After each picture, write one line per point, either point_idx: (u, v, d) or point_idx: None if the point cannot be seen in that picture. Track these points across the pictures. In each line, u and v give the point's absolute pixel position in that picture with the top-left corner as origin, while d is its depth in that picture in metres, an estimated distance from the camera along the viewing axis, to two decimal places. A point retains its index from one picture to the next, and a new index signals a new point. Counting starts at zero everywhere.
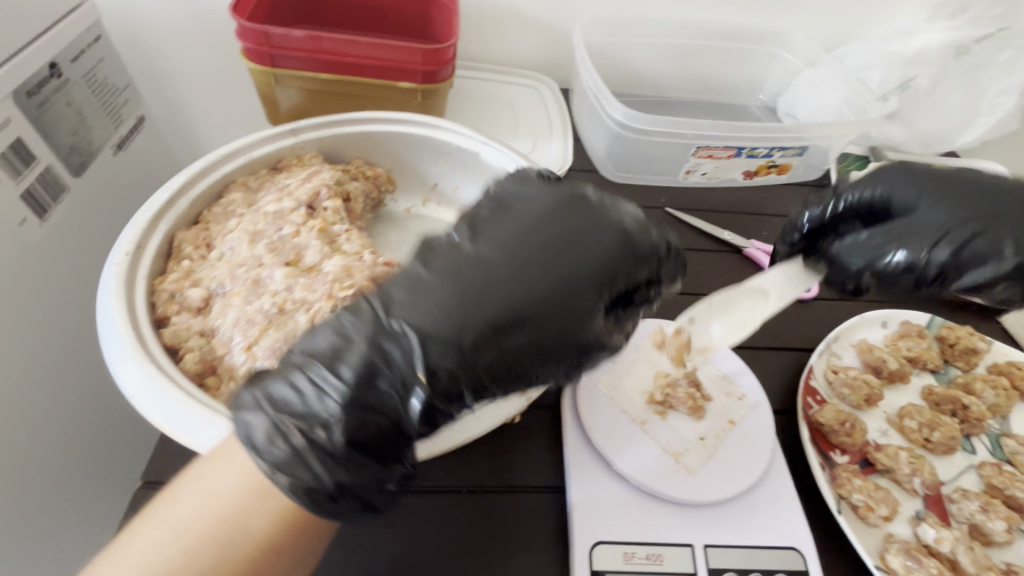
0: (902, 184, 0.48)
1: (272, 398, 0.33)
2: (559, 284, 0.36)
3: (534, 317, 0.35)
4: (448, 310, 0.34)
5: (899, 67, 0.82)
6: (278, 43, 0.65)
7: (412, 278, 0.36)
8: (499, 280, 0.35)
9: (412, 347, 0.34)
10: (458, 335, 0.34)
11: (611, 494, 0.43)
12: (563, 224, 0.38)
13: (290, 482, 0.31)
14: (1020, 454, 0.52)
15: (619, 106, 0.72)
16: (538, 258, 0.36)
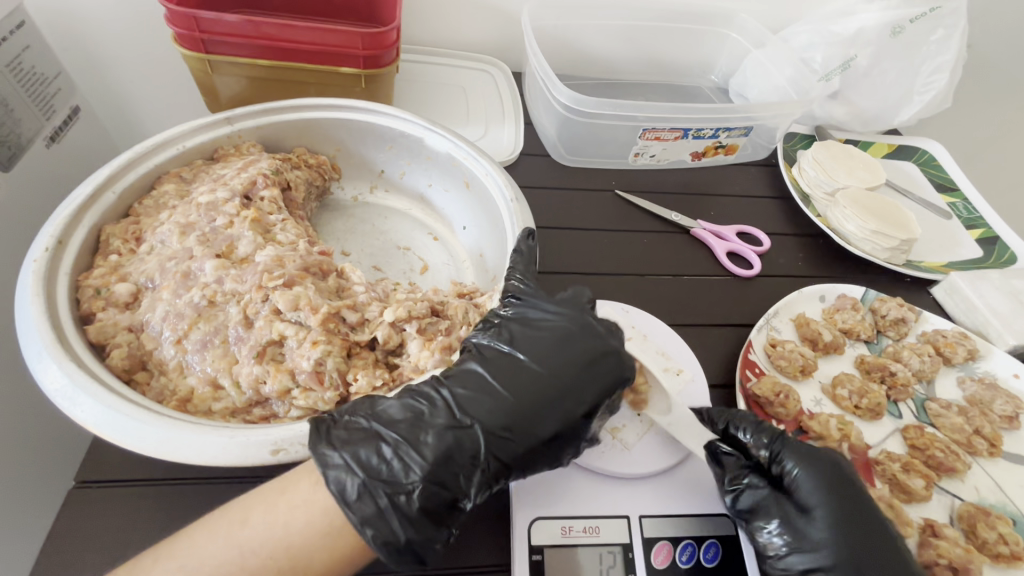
0: (818, 483, 0.42)
1: (358, 462, 0.34)
2: (572, 386, 0.40)
3: (565, 407, 0.39)
4: (508, 397, 0.38)
5: (840, 47, 0.83)
6: (209, 28, 0.63)
7: (473, 372, 0.40)
8: (543, 369, 0.40)
9: (479, 437, 0.37)
10: (520, 412, 0.38)
11: (550, 470, 0.45)
12: (583, 345, 0.42)
13: (373, 537, 0.33)
14: (941, 416, 0.56)
15: (566, 90, 0.71)
16: (561, 368, 0.40)
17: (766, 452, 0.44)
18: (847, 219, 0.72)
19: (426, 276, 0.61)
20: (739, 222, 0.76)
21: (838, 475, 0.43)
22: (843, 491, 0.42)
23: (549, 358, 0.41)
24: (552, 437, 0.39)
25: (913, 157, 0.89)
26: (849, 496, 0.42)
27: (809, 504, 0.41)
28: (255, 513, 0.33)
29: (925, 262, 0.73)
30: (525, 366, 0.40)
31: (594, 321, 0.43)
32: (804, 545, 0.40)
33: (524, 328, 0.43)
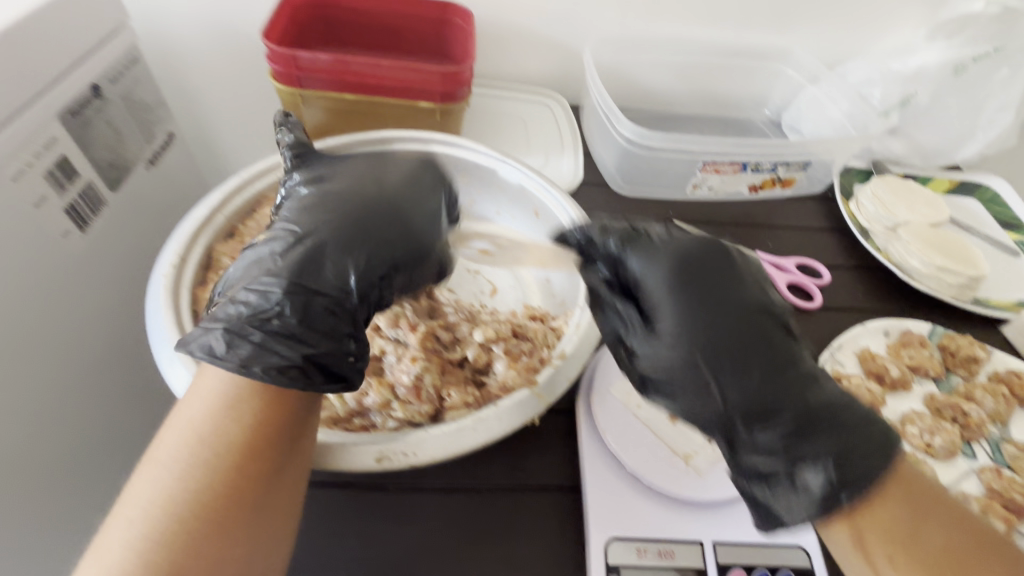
0: (679, 257, 0.43)
1: (219, 313, 0.38)
2: (369, 210, 0.45)
3: (367, 226, 0.45)
4: (318, 229, 0.43)
5: (899, 83, 0.84)
6: (305, 66, 0.69)
7: (308, 205, 0.45)
8: (347, 204, 0.45)
9: (322, 244, 0.42)
10: (344, 229, 0.44)
11: (623, 491, 0.46)
12: (396, 186, 0.48)
13: (262, 369, 0.35)
14: (1019, 459, 0.55)
15: (629, 124, 0.74)
16: (360, 190, 0.47)
17: (615, 254, 0.44)
18: (910, 254, 0.72)
19: (497, 298, 0.64)
20: (798, 254, 0.77)
21: (746, 314, 0.41)
22: (806, 379, 0.40)
23: (354, 184, 0.47)
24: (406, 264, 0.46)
25: (976, 193, 0.88)
26: (705, 279, 0.42)
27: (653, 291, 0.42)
28: (166, 431, 0.36)
29: (993, 300, 0.72)
30: (337, 218, 0.44)
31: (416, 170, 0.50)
32: (657, 348, 0.41)
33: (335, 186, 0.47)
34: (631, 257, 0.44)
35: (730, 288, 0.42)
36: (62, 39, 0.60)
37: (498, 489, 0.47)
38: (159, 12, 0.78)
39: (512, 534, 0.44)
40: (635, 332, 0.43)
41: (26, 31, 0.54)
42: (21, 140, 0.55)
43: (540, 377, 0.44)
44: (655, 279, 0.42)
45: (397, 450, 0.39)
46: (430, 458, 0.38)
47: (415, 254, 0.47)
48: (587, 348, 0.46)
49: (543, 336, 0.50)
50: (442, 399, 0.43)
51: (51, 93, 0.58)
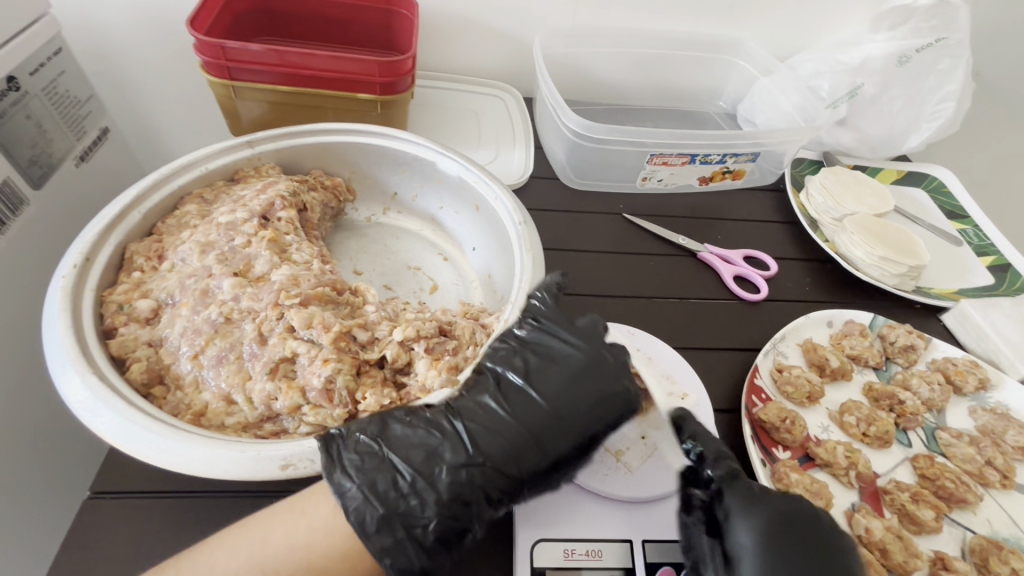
0: (500, 408, 0.40)
1: (380, 481, 0.35)
2: (576, 421, 0.40)
3: (556, 421, 0.40)
4: (535, 396, 0.40)
5: (848, 75, 0.85)
6: (236, 57, 0.66)
7: (521, 394, 0.40)
8: (554, 408, 0.40)
9: (479, 464, 0.37)
10: (538, 427, 0.39)
11: (553, 491, 0.45)
12: (598, 379, 0.42)
13: (386, 562, 0.34)
14: (952, 446, 0.55)
15: (575, 116, 0.73)
16: (577, 390, 0.41)
17: (512, 380, 0.41)
18: (854, 245, 0.72)
19: (436, 295, 0.63)
20: (746, 246, 0.77)
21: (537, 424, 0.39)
22: (528, 444, 0.39)
23: (557, 400, 0.40)
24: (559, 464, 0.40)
25: (922, 183, 0.90)
26: (521, 436, 0.39)
27: (486, 431, 0.39)
28: (245, 531, 0.34)
29: (935, 289, 0.73)
30: (537, 405, 0.40)
31: (608, 355, 0.43)
32: (453, 464, 0.37)
33: (539, 359, 0.42)
34: (520, 382, 0.41)
35: (522, 419, 0.39)
36: None
37: None
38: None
39: None
40: (450, 450, 0.37)
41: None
42: None
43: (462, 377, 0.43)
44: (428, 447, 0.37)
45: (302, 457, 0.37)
46: None
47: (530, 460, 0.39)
48: None
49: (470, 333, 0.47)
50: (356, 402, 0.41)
51: None
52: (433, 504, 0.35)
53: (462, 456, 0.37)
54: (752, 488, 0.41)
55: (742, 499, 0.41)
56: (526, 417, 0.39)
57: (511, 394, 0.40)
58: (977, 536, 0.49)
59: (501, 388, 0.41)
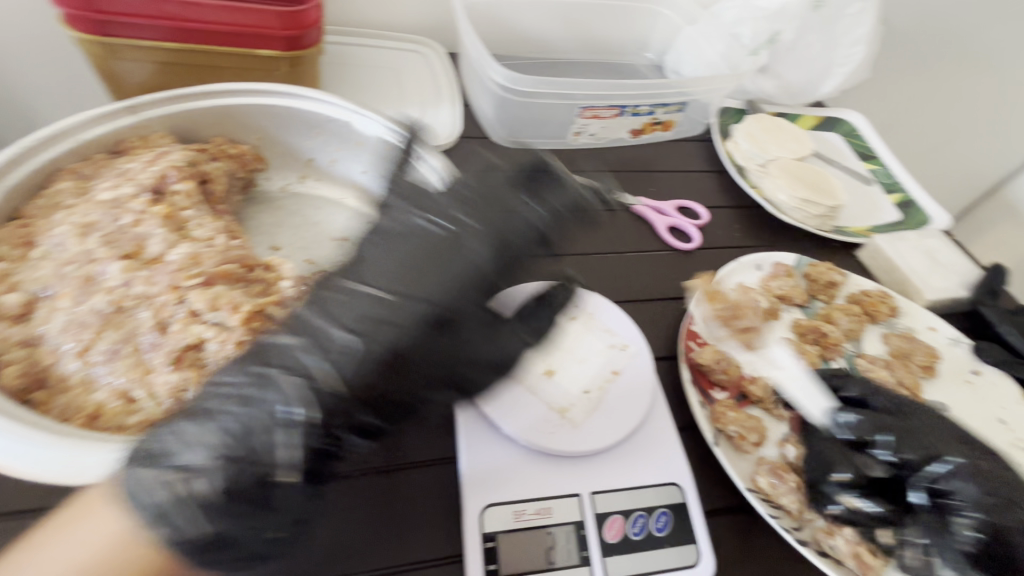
0: (357, 317, 0.39)
1: (210, 436, 0.32)
2: (438, 304, 0.41)
3: (421, 315, 0.41)
4: (385, 294, 0.40)
5: (767, 21, 0.84)
6: (104, 7, 0.57)
7: (371, 297, 0.40)
8: (413, 299, 0.41)
9: (344, 378, 0.37)
10: (402, 329, 0.39)
11: (499, 454, 0.44)
12: (447, 260, 0.43)
13: (242, 516, 0.32)
14: (869, 371, 0.59)
15: (500, 69, 0.70)
16: (431, 281, 0.42)
17: (351, 288, 0.40)
18: (779, 188, 0.75)
19: None
20: (678, 197, 0.77)
21: (398, 329, 0.39)
22: (400, 359, 0.39)
23: (415, 294, 0.41)
24: (427, 359, 0.41)
25: (837, 128, 0.93)
26: (378, 340, 0.39)
27: (334, 346, 0.37)
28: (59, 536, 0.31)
29: (851, 228, 0.77)
30: (364, 313, 0.39)
31: (453, 235, 0.45)
32: (329, 389, 0.36)
33: (379, 264, 0.42)
34: (359, 288, 0.40)
35: (381, 327, 0.39)
36: None
37: (368, 473, 0.43)
38: None
39: (383, 516, 0.41)
40: (294, 373, 0.35)
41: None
42: None
43: None
44: (266, 375, 0.35)
45: None
46: None
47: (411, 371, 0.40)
48: None
49: None
50: None
51: None
52: (308, 427, 0.34)
53: (309, 378, 0.36)
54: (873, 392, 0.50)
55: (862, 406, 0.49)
56: (397, 328, 0.39)
57: (320, 310, 0.39)
58: None
59: (343, 303, 0.39)
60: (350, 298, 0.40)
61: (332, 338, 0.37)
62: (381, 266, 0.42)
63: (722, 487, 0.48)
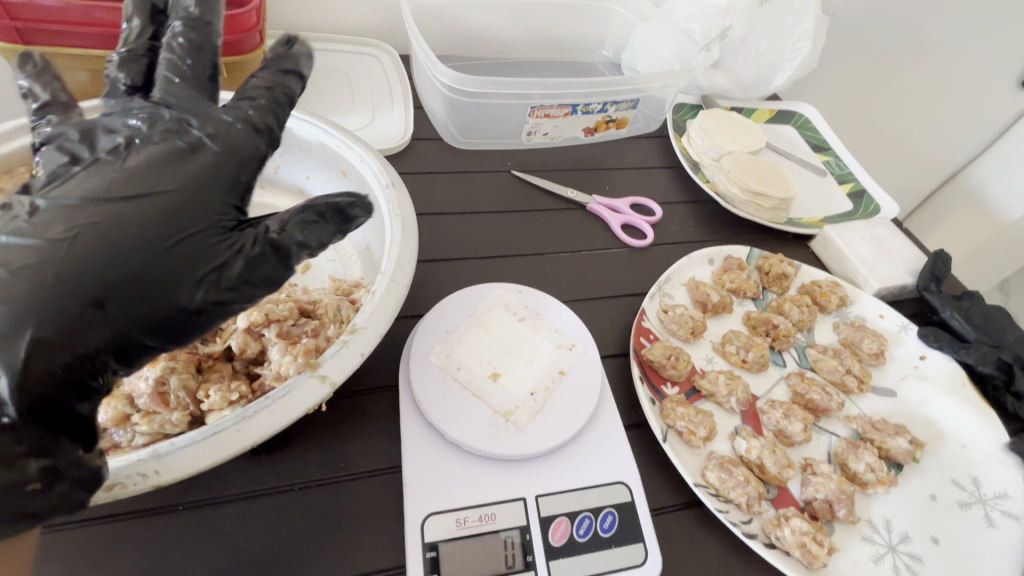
0: (76, 240, 0.29)
1: None
2: (198, 225, 0.32)
3: (175, 238, 0.31)
4: (125, 207, 0.31)
5: (716, 17, 0.86)
6: (25, 15, 0.55)
7: (103, 212, 0.31)
8: (166, 219, 0.31)
9: (80, 318, 0.28)
10: (143, 256, 0.30)
11: (443, 461, 0.43)
12: (203, 172, 0.34)
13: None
14: (819, 360, 0.59)
15: (445, 70, 0.68)
16: (185, 195, 0.33)
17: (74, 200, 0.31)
18: (731, 182, 0.75)
19: (309, 274, 0.57)
20: (633, 194, 0.77)
21: (140, 250, 0.30)
22: (145, 280, 0.30)
23: (162, 209, 0.32)
24: (192, 295, 0.30)
25: (791, 121, 0.95)
26: (113, 270, 0.29)
27: (43, 278, 0.28)
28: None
29: (804, 219, 0.78)
30: (89, 253, 0.29)
31: (202, 146, 0.35)
32: (55, 335, 0.28)
33: (124, 171, 0.32)
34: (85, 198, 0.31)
35: (111, 250, 0.30)
36: None
37: (306, 486, 0.42)
38: None
39: (322, 531, 0.40)
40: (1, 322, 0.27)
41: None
42: None
43: (323, 360, 0.38)
44: None
45: (129, 474, 0.32)
46: (183, 474, 0.33)
47: (168, 302, 0.30)
48: (383, 317, 0.42)
49: (335, 312, 0.43)
50: (200, 401, 0.37)
51: None
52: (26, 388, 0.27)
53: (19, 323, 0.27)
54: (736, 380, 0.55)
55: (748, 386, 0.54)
56: (139, 251, 0.30)
57: (53, 190, 0.32)
58: (841, 441, 0.53)
59: (62, 222, 0.30)
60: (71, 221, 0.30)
61: (40, 265, 0.29)
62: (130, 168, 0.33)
63: (673, 484, 0.48)
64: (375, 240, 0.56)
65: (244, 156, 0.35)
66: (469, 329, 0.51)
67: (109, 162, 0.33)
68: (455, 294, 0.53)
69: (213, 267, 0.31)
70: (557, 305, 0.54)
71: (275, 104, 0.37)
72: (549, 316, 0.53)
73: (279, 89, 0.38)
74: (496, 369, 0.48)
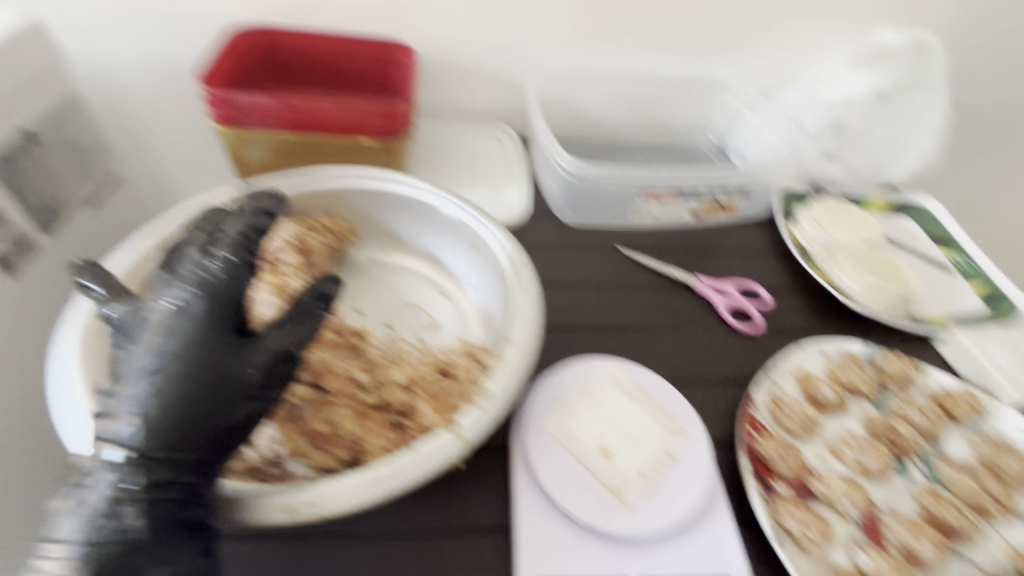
0: (144, 399, 0.38)
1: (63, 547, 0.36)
2: (217, 356, 0.39)
3: (202, 374, 0.39)
4: (163, 360, 0.38)
5: (831, 111, 0.88)
6: (243, 107, 0.70)
7: (152, 370, 0.38)
8: (194, 359, 0.39)
9: (157, 461, 0.37)
10: (192, 397, 0.38)
11: (552, 529, 0.46)
12: (197, 309, 0.40)
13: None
14: (952, 478, 0.55)
15: (568, 156, 0.77)
16: (199, 334, 0.39)
17: (133, 369, 0.39)
18: (846, 274, 0.75)
19: (436, 333, 0.64)
20: (740, 279, 0.78)
21: (188, 391, 0.38)
22: (200, 413, 0.38)
23: (189, 350, 0.39)
24: (236, 411, 0.39)
25: (912, 213, 0.90)
26: (174, 415, 0.38)
27: (135, 436, 0.37)
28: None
29: (926, 314, 0.74)
30: (152, 424, 0.38)
31: (190, 285, 0.40)
32: (147, 474, 0.37)
33: (150, 326, 0.40)
34: (141, 363, 0.39)
35: (164, 401, 0.38)
36: None
37: (426, 534, 0.46)
38: (98, 40, 0.82)
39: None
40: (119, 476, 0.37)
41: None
42: None
43: (461, 418, 0.43)
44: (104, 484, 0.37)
45: (307, 501, 0.38)
46: (343, 507, 0.38)
47: (219, 423, 0.39)
48: (513, 384, 0.46)
49: (468, 373, 0.49)
50: (359, 444, 0.42)
51: None
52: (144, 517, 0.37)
53: (128, 473, 0.37)
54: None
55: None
56: (184, 395, 0.38)
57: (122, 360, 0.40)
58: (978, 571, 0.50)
59: (130, 388, 0.38)
60: (135, 404, 0.38)
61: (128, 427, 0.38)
62: (150, 324, 0.40)
63: None
64: (496, 305, 0.63)
65: (230, 295, 0.41)
66: (581, 403, 0.53)
67: (135, 325, 0.40)
68: (569, 365, 0.56)
69: (238, 383, 0.40)
70: (666, 387, 0.56)
71: (247, 240, 0.43)
72: (660, 397, 0.55)
73: (248, 229, 0.44)
74: (608, 445, 0.50)
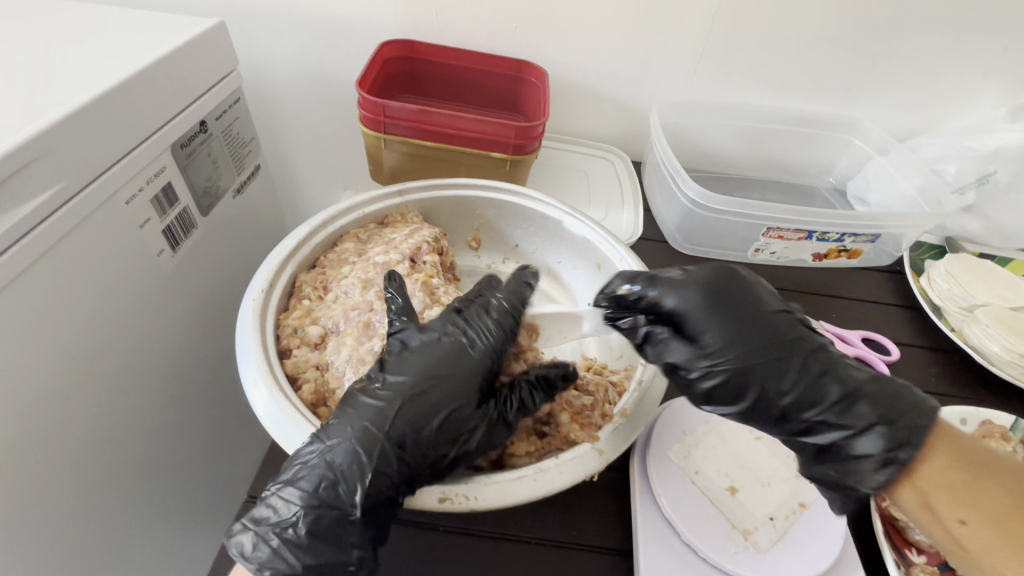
0: (392, 420, 0.40)
1: (268, 520, 0.39)
2: (459, 393, 0.43)
3: (445, 404, 0.42)
4: (416, 387, 0.42)
5: (976, 162, 0.84)
6: (391, 113, 0.74)
7: (401, 387, 0.42)
8: (442, 390, 0.42)
9: (388, 472, 0.39)
10: (434, 422, 0.41)
11: (676, 561, 0.45)
12: (454, 350, 0.44)
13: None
14: None
15: (694, 185, 0.76)
16: (451, 368, 0.43)
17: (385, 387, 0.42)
18: (989, 338, 0.69)
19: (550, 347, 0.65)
20: (864, 328, 0.75)
21: (430, 417, 0.41)
22: (434, 440, 0.41)
23: (442, 383, 0.43)
24: (457, 447, 0.42)
25: None
26: (414, 436, 0.40)
27: (374, 454, 0.39)
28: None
29: None
30: (393, 442, 0.40)
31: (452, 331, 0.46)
32: (379, 482, 0.39)
33: (412, 357, 0.44)
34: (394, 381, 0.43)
35: (410, 426, 0.41)
36: (178, 81, 0.67)
37: (550, 545, 0.47)
38: (262, 48, 0.91)
39: None
40: (353, 476, 0.39)
41: (144, 77, 0.62)
42: (129, 175, 0.61)
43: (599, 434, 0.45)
44: (331, 474, 0.39)
45: (459, 492, 0.41)
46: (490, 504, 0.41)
47: (445, 453, 0.41)
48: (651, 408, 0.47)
49: (603, 392, 0.51)
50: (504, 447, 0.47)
51: (160, 127, 0.65)
52: (356, 511, 0.39)
53: (360, 477, 0.38)
54: (855, 370, 0.43)
55: (846, 386, 0.43)
56: (429, 422, 0.41)
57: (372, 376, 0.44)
58: None
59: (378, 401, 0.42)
60: (386, 424, 0.40)
61: (367, 438, 0.40)
62: (407, 355, 0.44)
63: None
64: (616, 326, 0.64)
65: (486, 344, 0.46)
66: (707, 436, 0.52)
67: (391, 352, 0.45)
68: None
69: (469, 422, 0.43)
70: None
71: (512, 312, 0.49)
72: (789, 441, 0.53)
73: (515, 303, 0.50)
74: (734, 483, 0.49)
